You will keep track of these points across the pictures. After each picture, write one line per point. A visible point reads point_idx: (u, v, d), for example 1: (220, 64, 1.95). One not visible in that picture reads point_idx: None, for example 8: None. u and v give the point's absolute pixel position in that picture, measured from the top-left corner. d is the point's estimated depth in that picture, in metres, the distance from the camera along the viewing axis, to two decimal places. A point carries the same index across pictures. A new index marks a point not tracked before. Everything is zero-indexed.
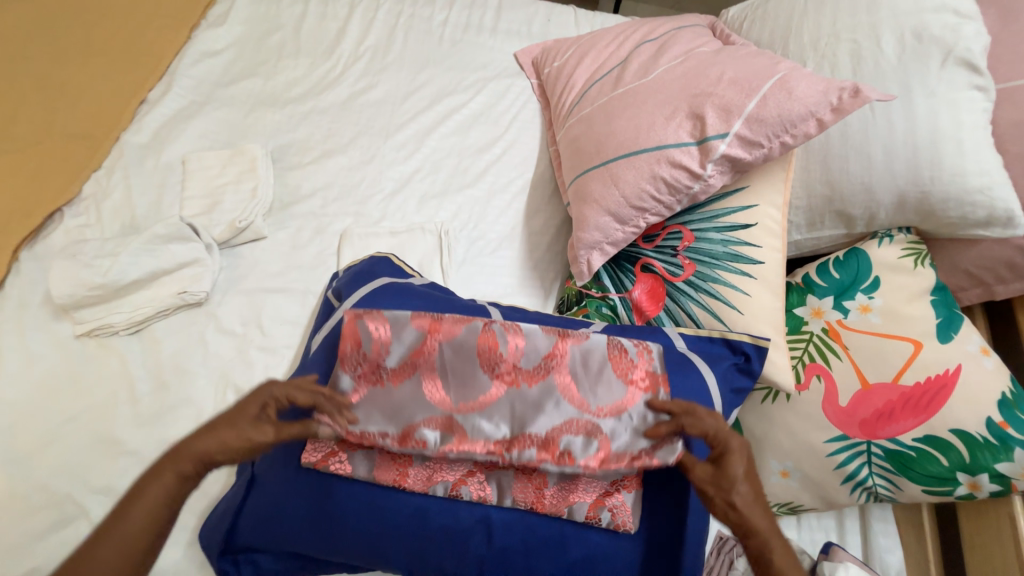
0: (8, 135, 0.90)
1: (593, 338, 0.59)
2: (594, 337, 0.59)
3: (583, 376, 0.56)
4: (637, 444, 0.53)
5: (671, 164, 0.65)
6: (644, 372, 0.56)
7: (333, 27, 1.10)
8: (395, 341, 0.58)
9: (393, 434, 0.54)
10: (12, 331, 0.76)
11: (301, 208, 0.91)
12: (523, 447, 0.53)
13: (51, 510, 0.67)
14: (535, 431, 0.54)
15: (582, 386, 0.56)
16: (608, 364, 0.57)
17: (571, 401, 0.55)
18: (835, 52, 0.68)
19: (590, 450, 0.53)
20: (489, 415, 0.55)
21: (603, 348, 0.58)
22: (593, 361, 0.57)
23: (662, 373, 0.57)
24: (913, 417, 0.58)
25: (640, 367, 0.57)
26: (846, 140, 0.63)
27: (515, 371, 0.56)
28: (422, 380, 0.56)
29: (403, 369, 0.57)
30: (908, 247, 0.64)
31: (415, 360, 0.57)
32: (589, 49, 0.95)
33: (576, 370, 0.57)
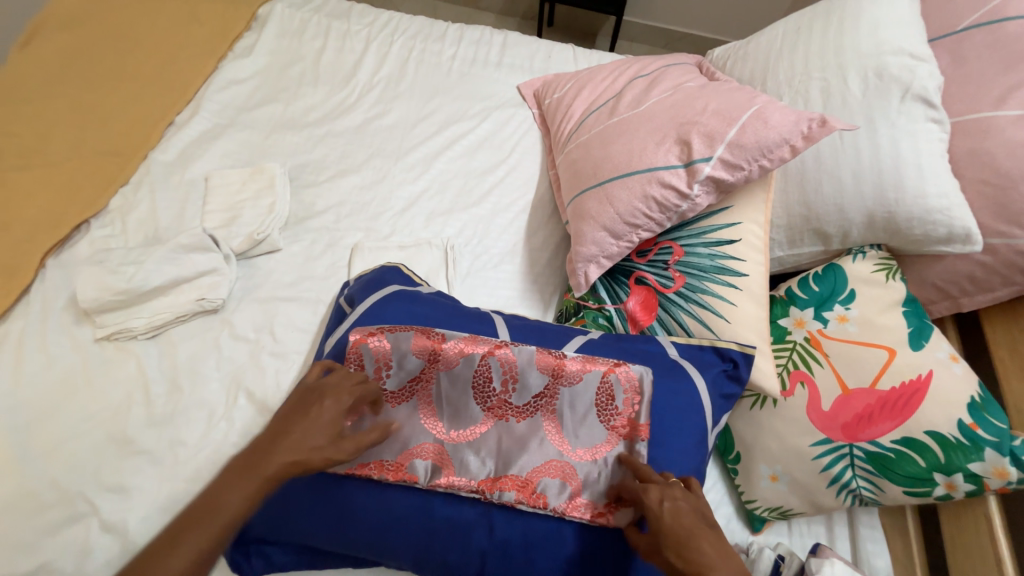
0: (44, 152, 0.97)
1: (585, 380, 0.62)
2: (587, 378, 0.62)
3: (568, 419, 0.61)
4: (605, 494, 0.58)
5: (661, 184, 0.71)
6: (625, 420, 0.60)
7: (350, 59, 1.20)
8: (396, 366, 0.63)
9: (389, 464, 0.58)
10: (35, 333, 0.80)
11: (315, 223, 0.97)
12: (504, 489, 0.57)
13: (62, 508, 0.68)
14: (517, 472, 0.58)
15: (566, 427, 0.60)
16: (593, 409, 0.61)
17: (553, 441, 0.60)
18: (807, 89, 0.76)
19: (563, 496, 0.57)
20: (478, 451, 0.59)
21: (594, 391, 0.61)
22: (581, 405, 0.61)
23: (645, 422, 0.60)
24: (890, 420, 0.62)
25: (624, 411, 0.61)
26: (819, 166, 0.70)
27: (505, 406, 0.61)
28: (420, 407, 0.62)
29: (402, 393, 0.62)
30: (880, 262, 0.69)
31: (414, 387, 0.62)
32: (586, 82, 1.04)
33: (563, 411, 0.61)
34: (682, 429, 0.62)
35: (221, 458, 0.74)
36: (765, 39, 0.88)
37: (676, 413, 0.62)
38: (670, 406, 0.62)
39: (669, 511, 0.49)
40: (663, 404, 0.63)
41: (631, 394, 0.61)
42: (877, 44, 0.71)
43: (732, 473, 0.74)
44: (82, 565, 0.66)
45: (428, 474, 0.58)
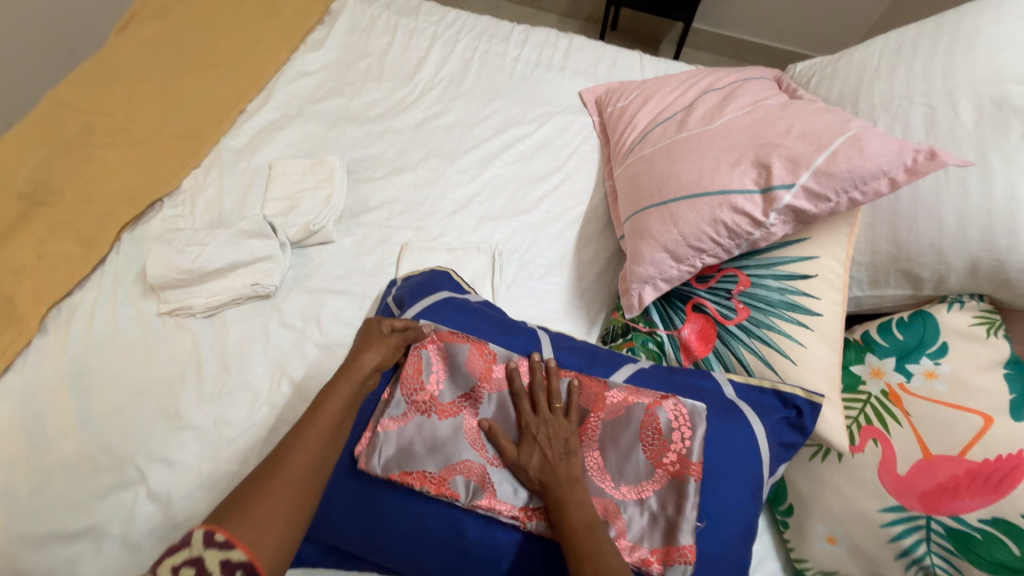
0: (128, 132, 1.03)
1: (630, 414, 0.59)
2: (632, 412, 0.59)
3: (611, 451, 0.58)
4: (653, 539, 0.54)
5: (733, 209, 0.66)
6: (675, 456, 0.56)
7: (414, 56, 1.21)
8: (449, 378, 0.62)
9: (432, 476, 0.57)
10: (107, 303, 0.85)
11: (368, 218, 0.98)
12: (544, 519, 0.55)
13: (115, 473, 0.72)
14: None
15: (608, 462, 0.57)
16: (639, 444, 0.57)
17: (596, 478, 0.56)
18: (907, 115, 0.68)
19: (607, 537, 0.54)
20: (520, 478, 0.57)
21: (638, 426, 0.58)
22: (624, 438, 0.58)
23: (697, 460, 0.56)
24: (979, 496, 0.54)
25: (671, 446, 0.57)
26: (916, 202, 0.63)
27: None
28: (465, 421, 0.60)
29: (450, 408, 0.61)
30: (980, 315, 0.61)
31: (462, 404, 0.61)
32: (653, 92, 0.99)
33: (606, 445, 0.58)
34: (735, 478, 0.57)
35: (261, 443, 0.76)
36: (860, 57, 0.81)
37: (730, 461, 0.58)
38: (723, 452, 0.58)
39: (540, 451, 0.56)
40: (714, 450, 0.58)
41: (680, 427, 0.57)
42: (999, 69, 0.63)
43: (781, 526, 0.69)
44: (129, 529, 0.70)
45: (469, 493, 0.56)
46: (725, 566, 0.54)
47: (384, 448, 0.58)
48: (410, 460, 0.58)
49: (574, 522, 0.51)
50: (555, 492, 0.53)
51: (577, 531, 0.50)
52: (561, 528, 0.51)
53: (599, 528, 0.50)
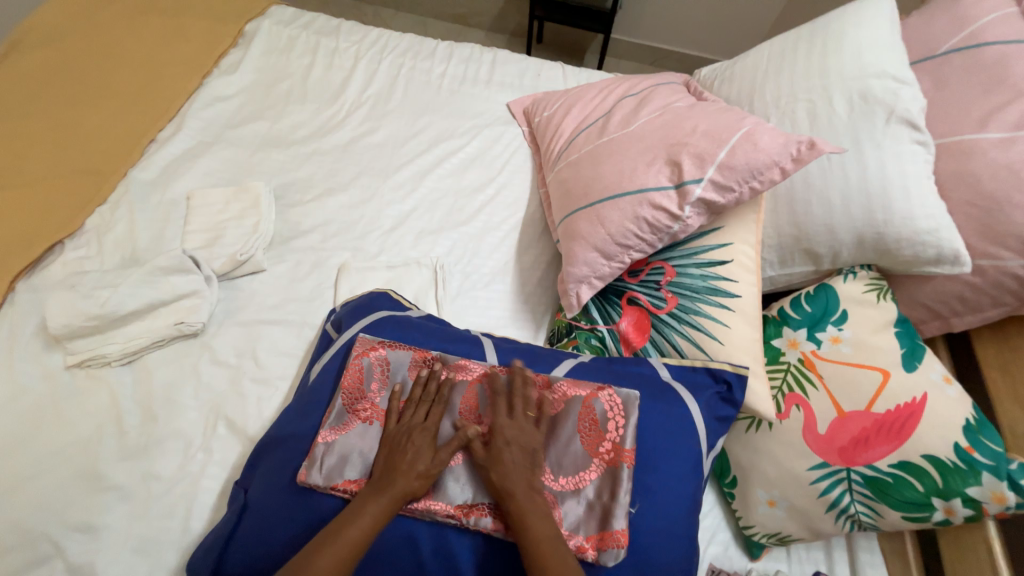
0: (18, 171, 0.94)
1: (569, 407, 0.60)
2: (570, 405, 0.61)
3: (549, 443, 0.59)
4: (588, 527, 0.56)
5: (652, 206, 0.70)
6: (610, 445, 0.58)
7: (338, 76, 1.19)
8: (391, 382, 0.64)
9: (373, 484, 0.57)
10: (1, 361, 0.76)
11: (301, 243, 0.95)
12: (481, 515, 0.55)
13: (23, 550, 0.64)
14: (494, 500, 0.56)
15: (548, 457, 0.59)
16: (578, 435, 0.59)
17: None
18: (794, 111, 0.76)
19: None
20: (457, 476, 0.58)
21: (576, 418, 0.60)
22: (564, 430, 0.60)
23: (631, 448, 0.58)
24: (887, 442, 0.61)
25: (607, 435, 0.59)
26: (808, 187, 0.70)
27: None
28: None
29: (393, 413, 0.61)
30: (871, 282, 0.69)
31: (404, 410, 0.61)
32: (575, 101, 1.04)
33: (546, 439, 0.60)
34: (677, 454, 0.60)
35: (198, 493, 0.70)
36: (752, 60, 0.89)
37: (667, 436, 0.61)
38: (663, 429, 0.61)
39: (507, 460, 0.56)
40: (654, 429, 0.61)
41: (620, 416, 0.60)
42: (862, 67, 0.72)
43: (728, 497, 0.72)
44: None
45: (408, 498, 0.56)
46: (675, 539, 0.56)
47: (322, 459, 0.58)
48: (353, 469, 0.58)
49: (534, 527, 0.52)
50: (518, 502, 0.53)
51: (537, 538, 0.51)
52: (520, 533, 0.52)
53: (557, 536, 0.52)
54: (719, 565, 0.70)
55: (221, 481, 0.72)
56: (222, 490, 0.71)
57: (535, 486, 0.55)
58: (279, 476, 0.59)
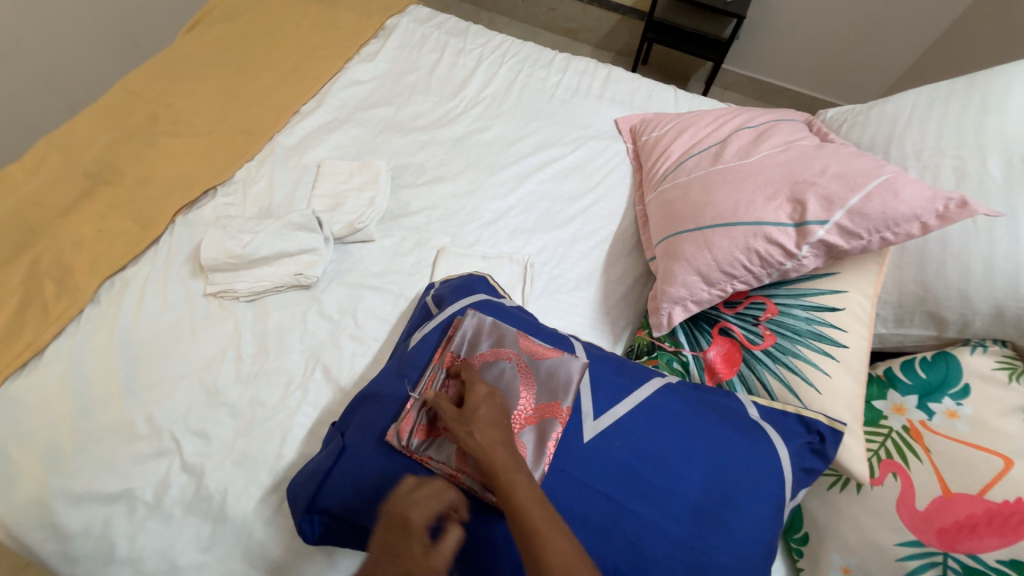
0: (190, 122, 1.09)
1: (465, 341, 0.68)
2: (466, 339, 0.69)
3: (542, 391, 0.64)
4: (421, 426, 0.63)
5: (766, 240, 0.69)
6: (445, 357, 0.68)
7: (461, 74, 1.27)
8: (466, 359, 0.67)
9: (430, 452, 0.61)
10: (157, 280, 0.89)
11: (408, 221, 1.02)
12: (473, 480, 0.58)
13: (152, 441, 0.75)
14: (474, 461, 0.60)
15: None
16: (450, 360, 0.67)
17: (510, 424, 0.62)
18: (938, 165, 0.72)
19: (443, 451, 0.61)
20: None
21: (455, 348, 0.68)
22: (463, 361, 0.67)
23: (452, 351, 0.68)
24: (999, 536, 0.54)
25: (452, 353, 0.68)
26: (945, 247, 0.66)
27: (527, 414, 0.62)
28: None
29: None
30: (1004, 360, 0.63)
31: None
32: (688, 125, 1.04)
33: None
34: (758, 496, 0.58)
35: (292, 427, 0.78)
36: (892, 109, 0.85)
37: (751, 476, 0.59)
38: (748, 469, 0.59)
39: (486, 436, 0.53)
40: (738, 467, 0.59)
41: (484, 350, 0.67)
42: None
43: (795, 554, 0.71)
44: (160, 497, 0.72)
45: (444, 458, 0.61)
46: None
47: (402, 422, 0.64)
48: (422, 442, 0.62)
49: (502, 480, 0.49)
50: (511, 491, 0.48)
51: (525, 506, 0.47)
52: (512, 510, 0.47)
53: (521, 489, 0.49)
54: None
55: (312, 421, 0.79)
56: (312, 429, 0.78)
57: (508, 447, 0.52)
58: (372, 427, 0.65)
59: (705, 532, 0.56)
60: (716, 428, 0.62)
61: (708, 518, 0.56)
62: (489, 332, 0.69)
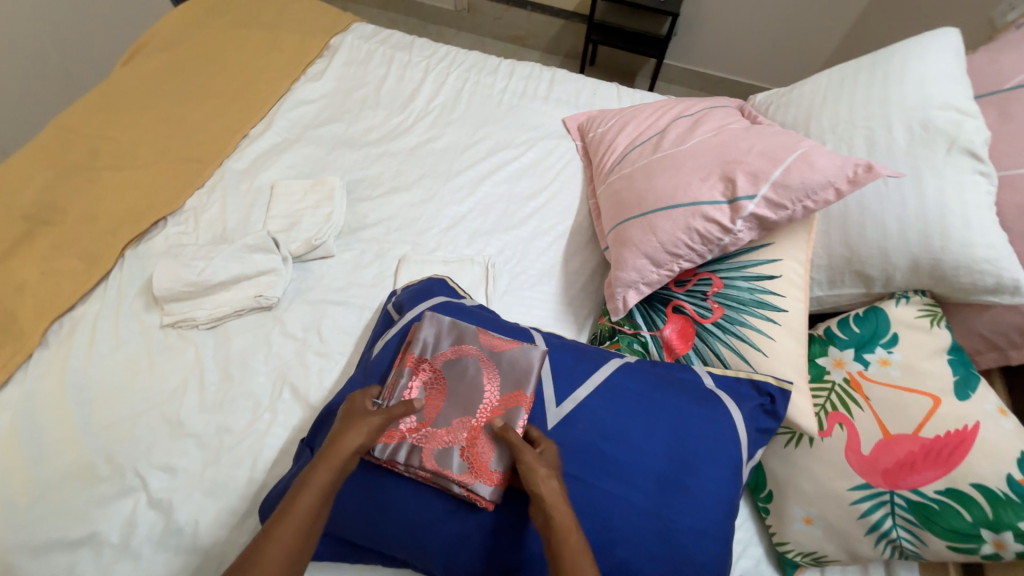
0: (133, 155, 1.07)
1: (424, 342, 0.69)
2: (424, 340, 0.69)
3: (506, 382, 0.65)
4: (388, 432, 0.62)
5: (704, 218, 0.73)
6: (406, 361, 0.67)
7: (409, 87, 1.29)
8: (427, 360, 0.68)
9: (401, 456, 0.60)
10: (110, 316, 0.87)
11: (367, 234, 1.03)
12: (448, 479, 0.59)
13: (115, 481, 0.73)
14: (446, 459, 0.60)
15: (433, 394, 0.66)
16: (413, 362, 0.67)
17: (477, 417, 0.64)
18: (851, 137, 0.78)
19: (411, 456, 0.60)
20: (475, 453, 0.61)
21: (415, 351, 0.68)
22: (424, 362, 0.67)
23: (413, 354, 0.68)
24: (934, 468, 0.60)
25: (412, 356, 0.68)
26: (863, 210, 0.71)
27: (493, 406, 0.64)
28: (435, 401, 0.65)
29: (429, 389, 0.66)
30: (924, 308, 0.69)
31: (435, 383, 0.66)
32: (630, 119, 1.09)
33: (430, 379, 0.66)
34: (717, 459, 0.62)
35: (263, 449, 0.77)
36: (809, 88, 0.92)
37: (708, 441, 0.62)
38: (706, 434, 0.63)
39: (548, 487, 0.53)
40: (698, 433, 0.63)
41: (446, 350, 0.68)
42: (922, 98, 0.73)
43: (763, 512, 0.73)
44: (128, 537, 0.70)
45: (412, 461, 0.60)
46: (712, 541, 0.58)
47: None
48: (388, 448, 0.61)
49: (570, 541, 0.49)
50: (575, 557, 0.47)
51: None
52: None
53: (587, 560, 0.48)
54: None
55: (283, 441, 0.79)
56: (283, 449, 0.78)
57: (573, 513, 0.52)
58: None
59: (671, 498, 0.58)
60: (673, 400, 0.65)
61: (673, 485, 0.59)
62: (448, 332, 0.69)
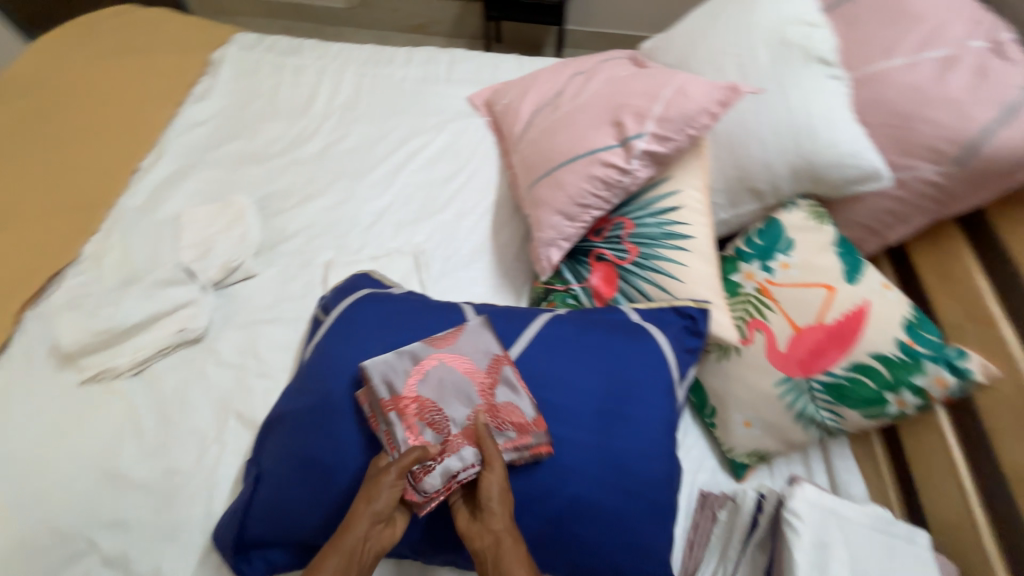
0: (12, 211, 0.99)
1: (383, 385, 0.62)
2: (382, 382, 0.62)
3: (478, 357, 0.65)
4: (424, 472, 0.57)
5: (603, 164, 0.76)
6: (384, 412, 0.60)
7: (305, 91, 1.25)
8: (403, 394, 0.62)
9: (456, 474, 0.57)
10: (19, 385, 0.81)
11: (287, 247, 1.00)
12: (508, 451, 0.59)
13: (60, 549, 0.69)
14: (493, 440, 0.60)
15: (433, 415, 0.61)
16: (393, 404, 0.61)
17: (479, 398, 0.63)
18: (724, 64, 0.82)
19: (463, 468, 0.57)
20: (507, 420, 0.61)
21: (384, 396, 0.61)
22: (403, 397, 0.61)
23: (384, 399, 0.61)
24: (839, 350, 0.67)
25: (383, 403, 0.61)
26: (743, 130, 0.76)
27: (488, 382, 0.64)
28: (441, 415, 0.61)
29: (428, 414, 0.61)
30: (812, 210, 0.75)
31: (429, 406, 0.62)
32: (530, 85, 1.10)
33: (422, 408, 0.61)
34: (650, 384, 0.65)
35: (217, 481, 0.75)
36: (685, 27, 0.96)
37: (638, 367, 0.66)
38: (635, 364, 0.66)
39: (499, 518, 0.54)
40: (628, 365, 0.66)
41: (411, 376, 0.63)
42: (777, 18, 0.79)
43: (710, 426, 0.77)
44: None
45: (473, 460, 0.58)
46: (657, 458, 0.62)
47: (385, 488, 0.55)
48: (434, 474, 0.57)
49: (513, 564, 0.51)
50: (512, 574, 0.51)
51: None
52: None
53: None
54: (709, 488, 0.75)
55: (237, 468, 0.76)
56: (239, 476, 0.76)
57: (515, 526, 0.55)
58: (285, 449, 0.64)
59: (613, 428, 0.62)
60: (599, 338, 0.68)
61: (613, 416, 0.62)
62: (400, 359, 0.64)
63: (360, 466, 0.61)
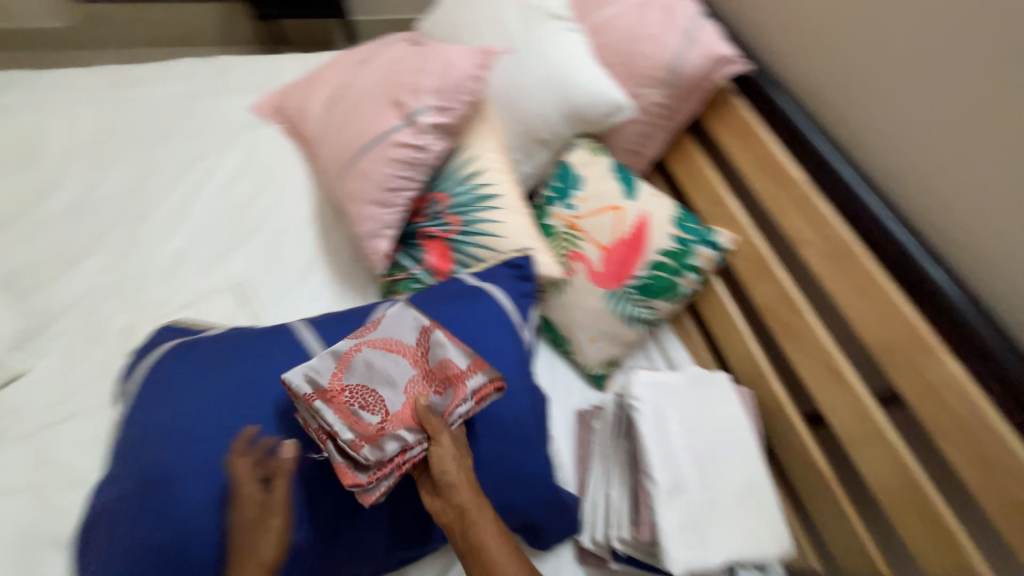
0: None
1: (308, 380, 0.57)
2: (307, 379, 0.57)
3: (407, 332, 0.63)
4: (362, 455, 0.52)
5: (397, 145, 0.78)
6: (312, 406, 0.55)
7: (26, 136, 1.00)
8: (332, 385, 0.57)
9: (397, 450, 0.53)
10: None
11: (60, 327, 0.81)
12: (451, 407, 0.56)
13: None
14: (435, 402, 0.57)
15: (368, 396, 0.57)
16: (321, 396, 0.55)
17: (415, 368, 0.60)
18: (484, 33, 0.89)
19: (405, 439, 0.53)
20: (444, 380, 0.59)
21: (308, 390, 0.56)
22: (332, 387, 0.57)
23: (311, 392, 0.55)
24: (637, 256, 0.79)
25: (309, 397, 0.55)
26: (515, 90, 0.85)
27: (418, 353, 0.62)
28: (377, 395, 0.57)
29: (363, 397, 0.57)
30: (590, 148, 0.86)
31: (363, 389, 0.58)
32: (313, 83, 1.05)
33: (354, 393, 0.57)
34: (497, 335, 0.70)
35: None
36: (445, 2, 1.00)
37: (481, 325, 0.70)
38: (479, 322, 0.70)
39: (459, 490, 0.53)
40: (473, 325, 0.70)
41: (338, 366, 0.59)
42: None
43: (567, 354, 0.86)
44: None
45: (418, 436, 0.54)
46: (520, 397, 0.67)
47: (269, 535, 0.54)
48: (377, 447, 0.52)
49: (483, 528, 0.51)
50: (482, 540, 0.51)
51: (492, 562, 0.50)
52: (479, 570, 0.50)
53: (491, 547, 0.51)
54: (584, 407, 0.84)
55: None
56: None
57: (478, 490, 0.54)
58: (115, 552, 0.54)
59: None
60: (439, 310, 0.70)
61: None
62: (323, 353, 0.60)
63: (217, 529, 0.54)
